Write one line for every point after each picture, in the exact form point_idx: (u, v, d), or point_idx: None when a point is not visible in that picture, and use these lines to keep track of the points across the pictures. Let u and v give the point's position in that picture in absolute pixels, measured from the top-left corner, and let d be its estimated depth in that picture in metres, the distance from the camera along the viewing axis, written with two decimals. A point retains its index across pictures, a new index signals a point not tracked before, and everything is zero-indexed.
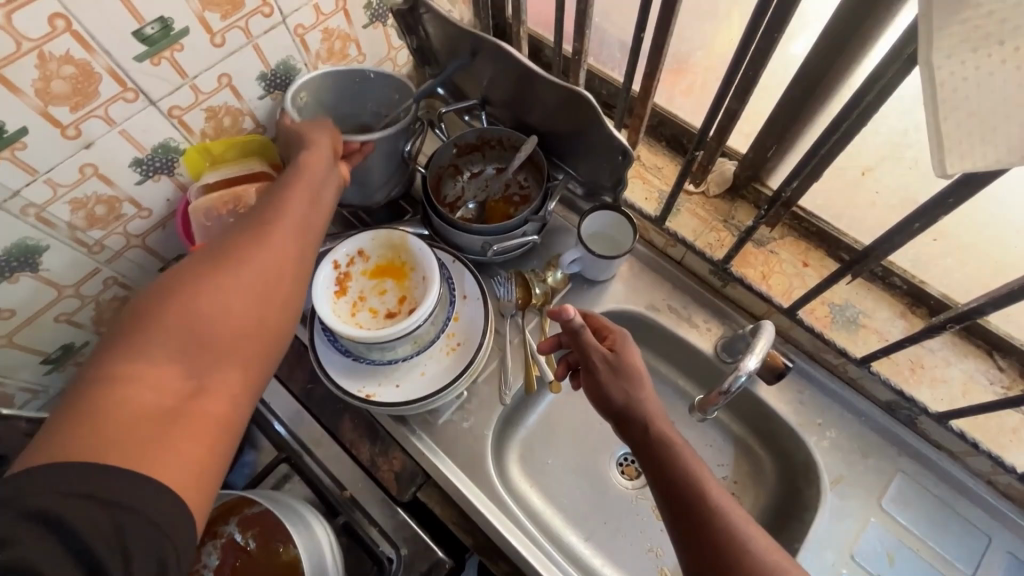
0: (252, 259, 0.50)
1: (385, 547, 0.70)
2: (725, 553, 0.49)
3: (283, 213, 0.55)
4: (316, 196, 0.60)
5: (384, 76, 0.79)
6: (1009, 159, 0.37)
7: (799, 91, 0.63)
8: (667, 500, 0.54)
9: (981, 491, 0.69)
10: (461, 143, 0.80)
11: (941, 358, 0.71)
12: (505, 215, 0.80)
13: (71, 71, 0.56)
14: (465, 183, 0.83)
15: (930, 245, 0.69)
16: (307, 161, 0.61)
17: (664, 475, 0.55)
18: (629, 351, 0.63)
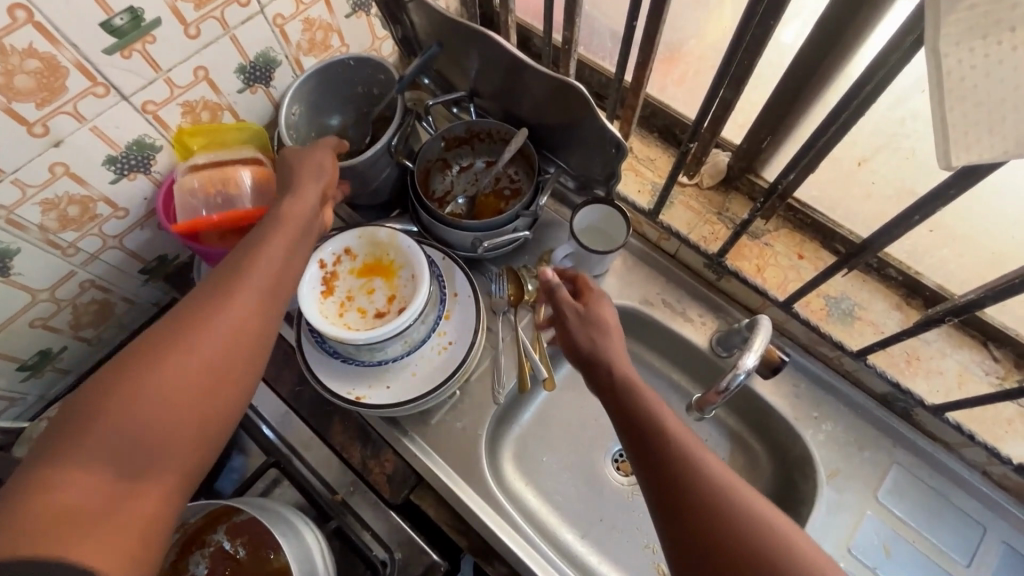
0: (209, 331, 0.47)
1: (379, 551, 0.68)
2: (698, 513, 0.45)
3: (250, 271, 0.52)
4: (292, 249, 0.57)
5: (363, 63, 0.76)
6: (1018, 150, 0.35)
7: (794, 81, 0.61)
8: (628, 442, 0.52)
9: (975, 482, 0.69)
10: (449, 136, 0.78)
11: (937, 349, 0.71)
12: (496, 210, 0.78)
13: (35, 65, 0.53)
14: (454, 177, 0.81)
15: (927, 236, 0.68)
16: (288, 210, 0.58)
17: (627, 406, 0.53)
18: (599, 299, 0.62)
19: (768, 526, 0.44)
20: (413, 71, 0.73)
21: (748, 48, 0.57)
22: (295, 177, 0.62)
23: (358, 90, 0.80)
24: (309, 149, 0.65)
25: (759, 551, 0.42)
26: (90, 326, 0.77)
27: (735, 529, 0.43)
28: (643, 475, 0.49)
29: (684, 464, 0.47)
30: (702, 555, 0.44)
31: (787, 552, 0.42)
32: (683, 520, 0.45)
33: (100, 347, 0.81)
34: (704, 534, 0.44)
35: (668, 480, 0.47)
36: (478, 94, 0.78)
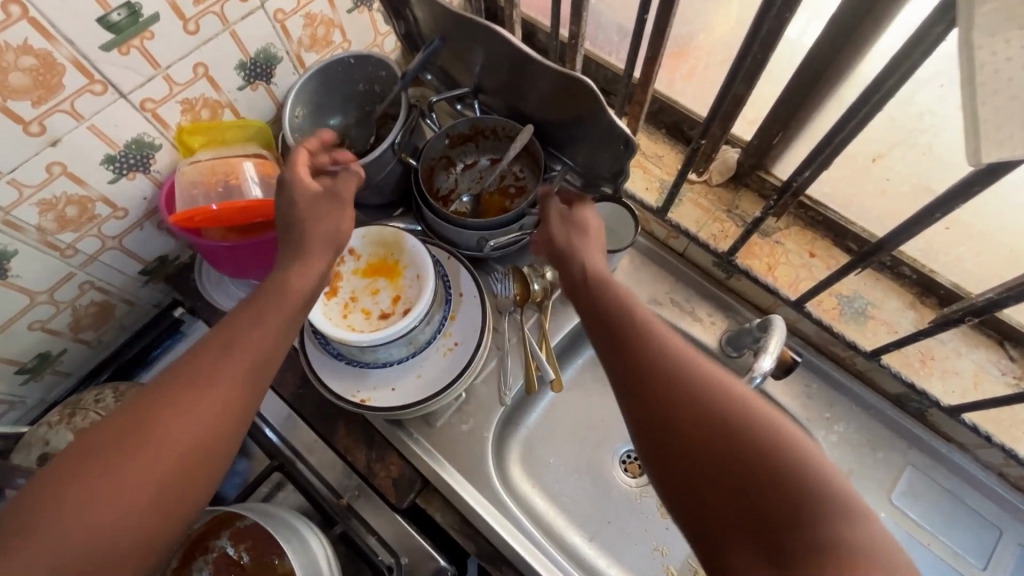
0: (181, 421, 0.43)
1: (385, 556, 0.67)
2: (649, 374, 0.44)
3: (236, 352, 0.48)
4: (281, 324, 0.51)
5: (365, 60, 0.75)
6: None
7: (808, 75, 0.60)
8: (588, 323, 0.52)
9: (992, 483, 0.68)
10: (453, 134, 0.76)
11: (952, 349, 0.69)
12: (501, 209, 0.77)
13: (31, 62, 0.52)
14: (458, 175, 0.80)
15: (943, 234, 0.67)
16: (291, 282, 0.54)
17: (594, 298, 0.53)
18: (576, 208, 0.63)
19: (729, 388, 0.42)
20: (415, 68, 0.72)
21: (763, 42, 0.55)
22: (306, 239, 0.56)
23: (359, 87, 0.78)
24: (326, 206, 0.57)
25: (720, 412, 0.40)
26: (90, 328, 0.75)
27: (679, 380, 0.43)
28: (605, 355, 0.48)
29: (646, 340, 0.46)
30: (661, 421, 0.42)
31: (749, 409, 0.40)
32: (642, 388, 0.44)
33: (100, 349, 0.79)
34: (665, 400, 0.42)
35: (629, 354, 0.46)
36: (483, 90, 0.76)
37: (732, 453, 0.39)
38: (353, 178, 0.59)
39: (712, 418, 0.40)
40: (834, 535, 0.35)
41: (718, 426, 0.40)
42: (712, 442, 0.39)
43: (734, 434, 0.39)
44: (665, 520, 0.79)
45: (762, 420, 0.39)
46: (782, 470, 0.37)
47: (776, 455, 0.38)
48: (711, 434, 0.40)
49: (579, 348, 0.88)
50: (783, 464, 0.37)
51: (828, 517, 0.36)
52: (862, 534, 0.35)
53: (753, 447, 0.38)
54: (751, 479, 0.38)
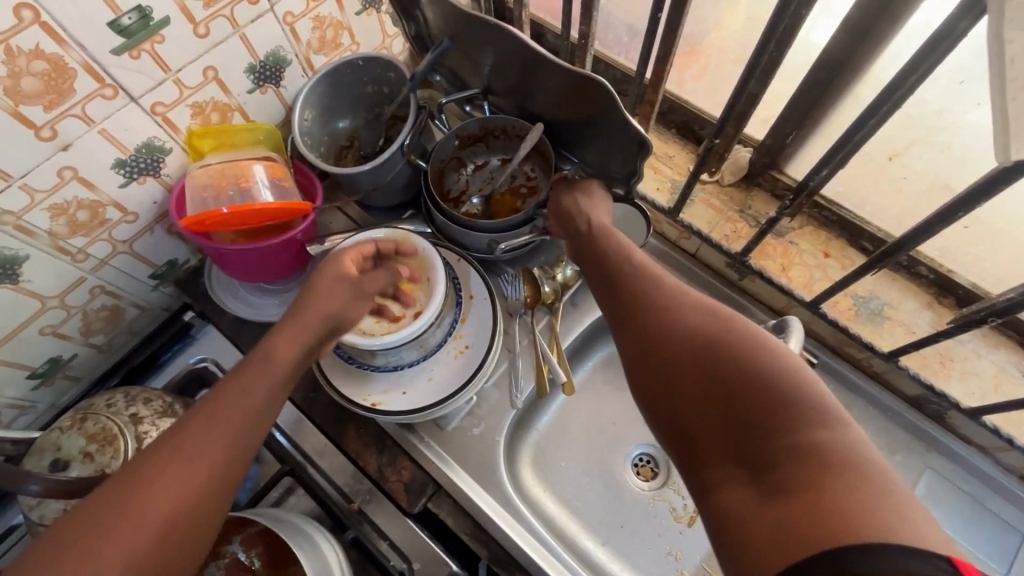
0: (162, 495, 0.43)
1: (397, 561, 0.67)
2: (642, 301, 0.52)
3: (216, 426, 0.48)
4: (270, 387, 0.52)
5: (372, 61, 0.74)
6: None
7: (824, 73, 0.59)
8: (593, 272, 0.60)
9: (1013, 487, 0.67)
10: (463, 134, 0.76)
11: (971, 349, 0.68)
12: (512, 208, 0.76)
13: (43, 66, 0.52)
14: (469, 176, 0.79)
15: (962, 234, 0.65)
16: (279, 350, 0.54)
17: (600, 264, 0.59)
18: (581, 180, 0.69)
19: (715, 324, 0.46)
20: (423, 70, 0.71)
21: (778, 40, 0.54)
22: (309, 308, 0.58)
23: (367, 89, 0.78)
24: (346, 288, 0.61)
25: (703, 345, 0.45)
26: (100, 332, 0.75)
27: (662, 303, 0.50)
28: (610, 311, 0.55)
29: (640, 295, 0.52)
30: (654, 360, 0.47)
31: (730, 338, 0.44)
32: (638, 332, 0.50)
33: (111, 353, 0.79)
34: (655, 342, 0.48)
35: (626, 308, 0.52)
36: (492, 91, 0.75)
37: (715, 379, 0.43)
38: (381, 279, 0.64)
39: (697, 351, 0.45)
40: (810, 440, 0.38)
41: (701, 357, 0.45)
42: (695, 372, 0.44)
43: (715, 361, 0.44)
44: (679, 523, 0.78)
45: (741, 347, 0.43)
46: (757, 386, 0.41)
47: (752, 375, 0.42)
48: (695, 364, 0.45)
49: (590, 350, 0.87)
50: (759, 382, 0.41)
51: (803, 423, 0.39)
52: (839, 439, 0.38)
53: (731, 371, 0.42)
54: (731, 398, 0.42)
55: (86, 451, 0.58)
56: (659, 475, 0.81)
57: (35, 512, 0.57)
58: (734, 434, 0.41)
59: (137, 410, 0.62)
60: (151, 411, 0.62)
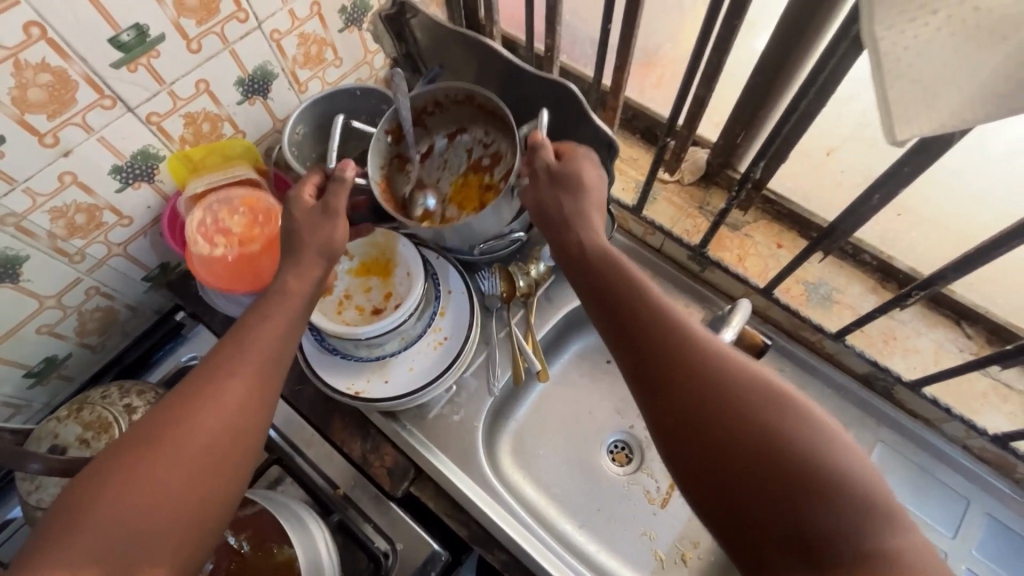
0: (218, 402, 0.49)
1: (380, 543, 0.70)
2: (677, 361, 0.49)
3: (242, 362, 0.52)
4: (295, 316, 0.57)
5: (368, 92, 0.81)
6: (966, 117, 0.36)
7: (762, 77, 0.65)
8: (601, 301, 0.56)
9: (958, 457, 0.72)
10: (393, 126, 0.70)
11: (912, 329, 0.74)
12: (481, 185, 0.72)
13: (48, 79, 0.56)
14: (420, 171, 0.75)
15: (895, 220, 0.71)
16: (291, 285, 0.58)
17: (610, 294, 0.55)
18: (575, 179, 0.62)
19: (757, 389, 0.46)
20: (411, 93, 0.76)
21: (718, 46, 0.60)
22: (305, 243, 0.60)
23: (363, 118, 0.85)
24: (321, 219, 0.61)
25: (747, 414, 0.45)
26: (94, 333, 0.79)
27: (703, 368, 0.48)
28: (633, 360, 0.51)
29: (674, 350, 0.49)
30: (689, 424, 0.47)
31: (776, 408, 0.45)
32: (682, 393, 0.48)
33: (105, 354, 0.83)
34: (691, 404, 0.47)
35: (661, 363, 0.49)
36: None
37: (758, 450, 0.44)
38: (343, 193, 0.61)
39: (740, 419, 0.45)
40: (878, 543, 0.40)
41: (742, 425, 0.45)
42: (737, 441, 0.45)
43: (762, 433, 0.44)
44: (653, 506, 0.82)
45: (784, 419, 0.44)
46: (804, 464, 0.42)
47: (800, 453, 0.43)
48: (739, 434, 0.45)
49: (566, 343, 0.91)
50: (807, 460, 0.42)
51: (849, 501, 0.41)
52: (904, 542, 0.40)
53: (777, 444, 0.43)
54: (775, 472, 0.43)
55: (81, 438, 0.61)
56: (633, 461, 0.85)
57: (32, 497, 0.60)
58: (777, 506, 0.42)
59: (130, 401, 0.65)
60: (145, 401, 0.66)
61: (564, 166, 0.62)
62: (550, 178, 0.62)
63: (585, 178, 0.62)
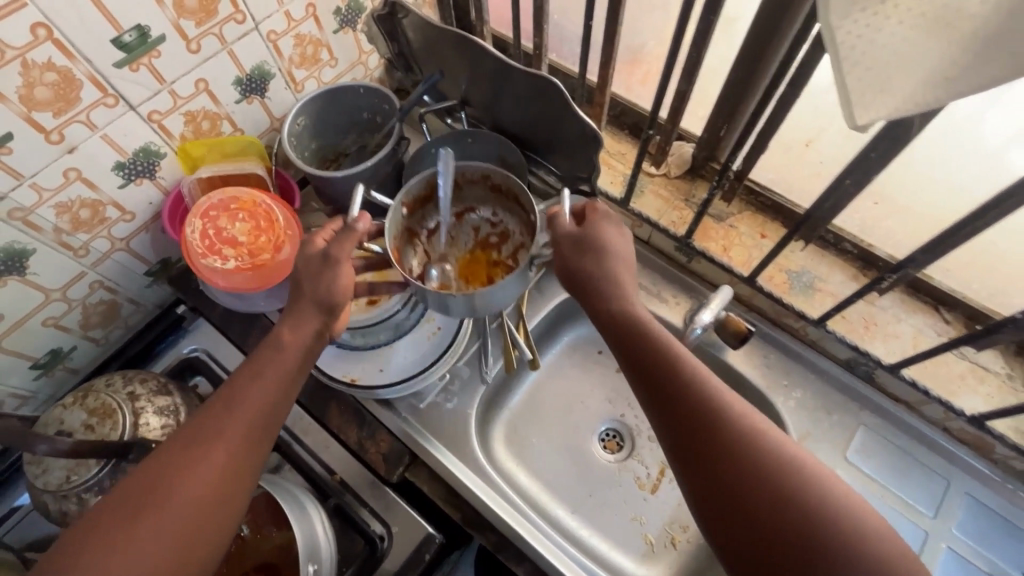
0: (208, 462, 0.52)
1: (376, 526, 0.72)
2: (704, 429, 0.51)
3: (234, 421, 0.54)
4: (289, 374, 0.58)
5: (372, 92, 0.83)
6: (919, 101, 0.38)
7: (742, 71, 0.67)
8: (630, 361, 0.56)
9: (938, 439, 0.74)
10: (408, 200, 0.69)
11: (892, 315, 0.76)
12: (489, 262, 0.74)
13: (53, 78, 0.59)
14: (426, 245, 0.74)
15: (873, 209, 0.74)
16: (287, 338, 0.59)
17: (643, 354, 0.56)
18: (606, 248, 0.60)
19: (780, 458, 0.49)
20: (415, 98, 0.79)
21: (696, 41, 0.63)
22: (304, 295, 0.61)
23: (364, 114, 0.87)
24: (323, 268, 0.61)
25: (769, 483, 0.48)
26: (98, 326, 0.81)
27: (731, 437, 0.50)
28: (664, 422, 0.53)
29: (703, 418, 0.51)
30: (716, 485, 0.50)
31: (798, 479, 0.48)
32: (710, 459, 0.50)
33: (108, 347, 0.85)
34: (719, 468, 0.50)
35: (692, 430, 0.52)
36: (469, 103, 0.87)
37: (776, 517, 0.47)
38: (348, 240, 0.61)
39: (763, 486, 0.48)
40: None
41: (766, 492, 0.48)
42: (759, 506, 0.47)
43: (782, 501, 0.47)
44: (643, 491, 0.84)
45: (803, 487, 0.47)
46: (819, 534, 0.45)
47: (818, 525, 0.46)
48: (759, 499, 0.48)
49: (558, 335, 0.93)
50: (821, 530, 0.46)
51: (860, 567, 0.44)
52: None
53: (793, 515, 0.46)
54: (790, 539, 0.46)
55: (87, 424, 0.64)
56: (624, 448, 0.87)
57: (39, 480, 0.62)
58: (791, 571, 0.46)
59: (133, 389, 0.68)
60: (147, 389, 0.68)
61: (599, 236, 0.60)
62: (584, 245, 0.60)
63: (612, 246, 0.60)
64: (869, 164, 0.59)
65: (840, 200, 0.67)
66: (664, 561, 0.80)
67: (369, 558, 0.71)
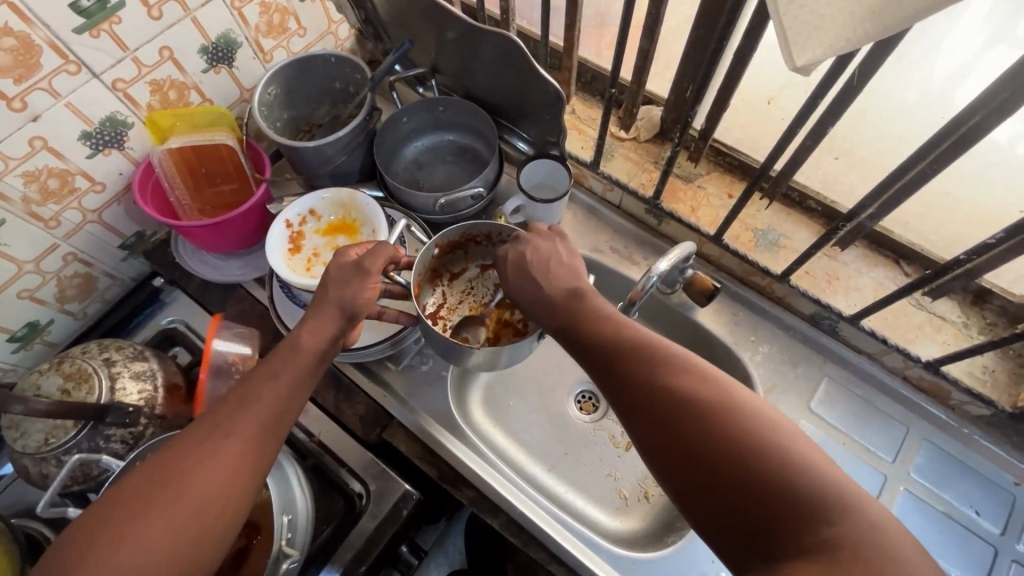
0: (218, 456, 0.49)
1: (355, 485, 0.74)
2: (631, 373, 0.50)
3: (245, 417, 0.52)
4: (301, 372, 0.56)
5: (344, 61, 0.83)
6: (850, 38, 0.39)
7: (702, 29, 0.67)
8: (567, 328, 0.57)
9: (897, 387, 0.76)
10: (442, 244, 0.75)
11: (854, 269, 0.78)
12: (501, 321, 0.77)
13: (12, 43, 0.59)
14: (446, 287, 0.80)
15: (835, 163, 0.76)
16: (305, 341, 0.58)
17: (583, 338, 0.55)
18: (534, 257, 0.62)
19: (725, 414, 0.44)
20: (385, 66, 0.79)
21: None
22: (328, 299, 0.61)
23: (336, 85, 0.87)
24: (352, 277, 0.62)
25: (698, 419, 0.44)
26: (75, 299, 0.82)
27: (653, 375, 0.49)
28: (602, 379, 0.52)
29: (631, 364, 0.50)
30: (663, 457, 0.45)
31: (720, 406, 0.44)
32: (642, 403, 0.48)
33: (86, 321, 0.86)
34: (650, 409, 0.47)
35: (620, 380, 0.50)
36: (439, 71, 0.87)
37: (705, 462, 0.43)
38: (382, 255, 0.63)
39: (706, 448, 0.43)
40: (828, 532, 0.38)
41: (696, 446, 0.43)
42: (688, 458, 0.44)
43: (711, 454, 0.43)
44: (617, 449, 0.86)
45: (750, 443, 0.42)
46: (751, 468, 0.41)
47: (748, 458, 0.41)
48: (688, 438, 0.44)
49: None
50: (751, 461, 0.41)
51: (809, 522, 0.38)
52: (849, 528, 0.38)
53: (722, 455, 0.42)
54: (740, 501, 0.40)
55: (63, 388, 0.65)
56: (599, 409, 0.89)
57: (18, 443, 0.64)
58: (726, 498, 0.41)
59: (109, 355, 0.69)
60: (124, 355, 0.70)
61: (524, 252, 0.63)
62: (513, 260, 0.63)
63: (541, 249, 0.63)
64: (823, 114, 0.61)
65: (799, 154, 0.67)
66: (637, 514, 0.82)
67: (348, 516, 0.73)
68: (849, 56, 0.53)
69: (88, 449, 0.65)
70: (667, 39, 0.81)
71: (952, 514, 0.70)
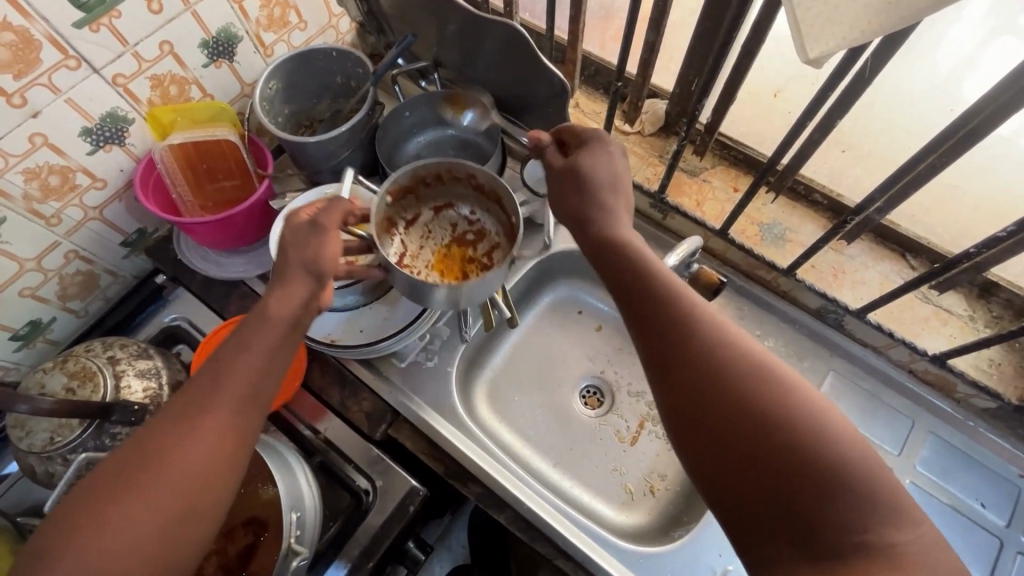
0: (196, 437, 0.49)
1: (361, 481, 0.74)
2: (688, 347, 0.47)
3: (219, 395, 0.51)
4: (274, 345, 0.54)
5: (346, 55, 0.82)
6: (864, 29, 0.39)
7: (710, 22, 0.66)
8: (620, 291, 0.54)
9: (903, 380, 0.76)
10: (395, 189, 0.71)
11: (860, 262, 0.77)
12: (464, 258, 0.77)
13: (11, 38, 0.58)
14: (404, 235, 0.77)
15: (841, 157, 0.76)
16: (274, 309, 0.55)
17: (637, 287, 0.52)
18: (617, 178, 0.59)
19: (781, 403, 0.43)
20: (388, 60, 0.78)
21: None
22: (291, 263, 0.58)
23: (337, 79, 0.86)
24: (310, 236, 0.59)
25: (761, 406, 0.43)
26: (77, 297, 0.82)
27: (717, 353, 0.46)
28: (653, 348, 0.50)
29: (690, 336, 0.48)
30: (710, 436, 0.45)
31: (781, 395, 0.44)
32: (698, 379, 0.46)
33: (88, 319, 0.85)
34: (706, 387, 0.46)
35: (677, 352, 0.48)
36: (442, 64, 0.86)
37: (760, 450, 0.42)
38: (337, 211, 0.61)
39: (749, 431, 0.43)
40: (880, 535, 0.39)
41: (754, 432, 0.43)
42: (739, 445, 0.43)
43: (768, 443, 0.42)
44: (622, 444, 0.86)
45: (806, 437, 0.42)
46: (807, 463, 0.41)
47: (808, 454, 0.41)
48: (745, 422, 0.43)
49: (538, 297, 0.95)
50: (808, 457, 0.41)
51: (851, 524, 0.40)
52: (897, 536, 0.39)
53: (779, 446, 0.42)
54: (779, 490, 0.41)
55: (68, 386, 0.65)
56: (605, 404, 0.89)
57: (22, 442, 0.64)
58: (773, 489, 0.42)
59: (113, 353, 0.69)
60: (127, 353, 0.69)
61: (615, 169, 0.60)
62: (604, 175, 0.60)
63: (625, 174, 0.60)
64: (832, 107, 0.60)
65: (806, 147, 0.67)
66: (643, 508, 0.82)
67: (354, 512, 0.73)
68: (860, 48, 0.53)
69: (94, 447, 0.64)
70: (672, 32, 0.80)
71: (958, 506, 0.71)
